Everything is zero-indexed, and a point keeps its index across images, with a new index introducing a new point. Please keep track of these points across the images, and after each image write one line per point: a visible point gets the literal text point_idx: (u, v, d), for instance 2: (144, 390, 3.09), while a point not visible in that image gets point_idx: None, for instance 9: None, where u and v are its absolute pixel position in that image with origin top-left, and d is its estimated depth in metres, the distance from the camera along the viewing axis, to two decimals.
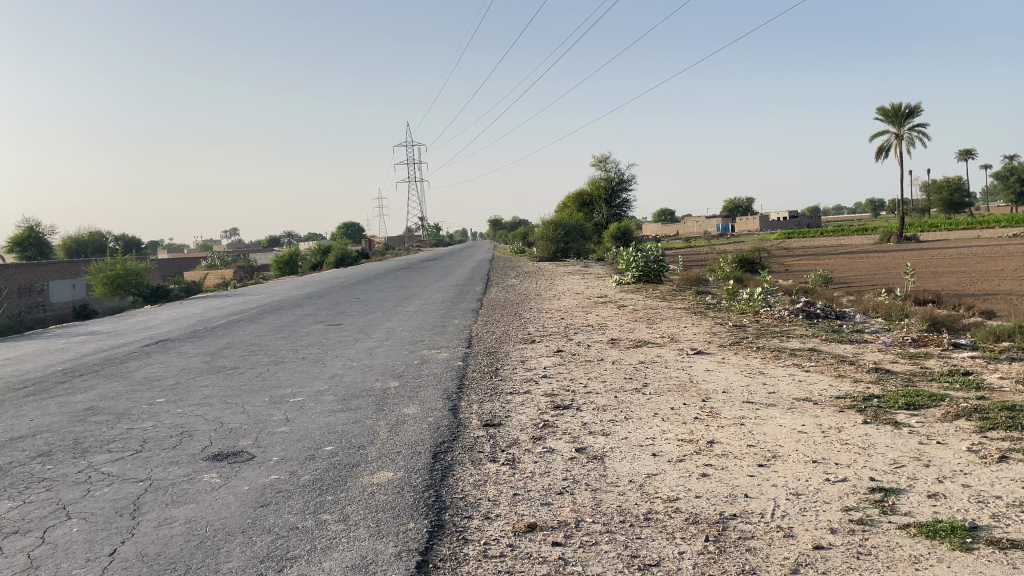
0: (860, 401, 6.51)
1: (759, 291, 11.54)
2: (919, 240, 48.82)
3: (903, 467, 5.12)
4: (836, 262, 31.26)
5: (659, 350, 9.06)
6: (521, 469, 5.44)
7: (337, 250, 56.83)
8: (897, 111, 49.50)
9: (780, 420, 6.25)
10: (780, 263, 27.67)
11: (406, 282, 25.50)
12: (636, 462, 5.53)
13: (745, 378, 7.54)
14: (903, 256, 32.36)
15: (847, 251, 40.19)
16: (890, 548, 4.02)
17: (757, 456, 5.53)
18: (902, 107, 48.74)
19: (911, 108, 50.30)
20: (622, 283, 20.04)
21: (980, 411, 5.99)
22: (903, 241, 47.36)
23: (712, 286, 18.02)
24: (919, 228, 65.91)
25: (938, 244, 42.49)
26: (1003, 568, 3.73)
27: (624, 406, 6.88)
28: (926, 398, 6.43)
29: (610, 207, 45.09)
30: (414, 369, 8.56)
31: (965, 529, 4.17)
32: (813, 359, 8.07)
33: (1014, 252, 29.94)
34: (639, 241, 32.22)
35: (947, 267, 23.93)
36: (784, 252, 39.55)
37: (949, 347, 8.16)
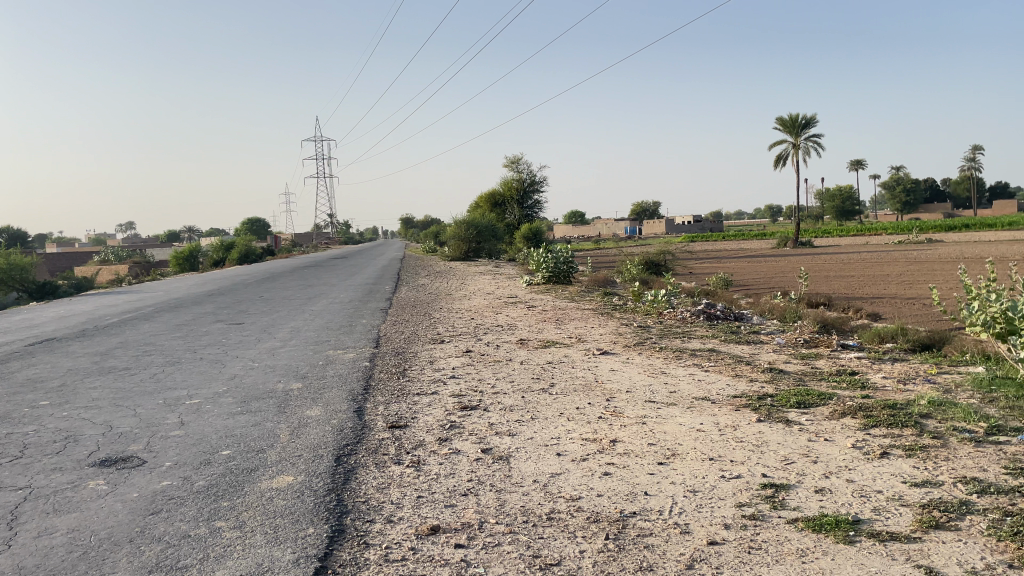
0: (754, 400, 6.76)
1: (663, 292, 11.83)
2: (814, 246, 50.98)
3: (793, 463, 5.35)
4: (737, 265, 32.45)
5: (567, 350, 9.17)
6: (426, 471, 5.40)
7: (241, 248, 54.90)
8: (793, 122, 51.61)
9: (680, 418, 6.42)
10: (685, 268, 28.57)
11: (317, 280, 24.80)
12: (541, 462, 5.57)
13: (647, 377, 7.71)
14: (798, 261, 33.58)
15: (747, 256, 41.76)
16: (780, 542, 4.20)
17: (658, 454, 5.67)
18: (798, 116, 50.72)
19: (807, 117, 52.47)
20: (533, 284, 20.15)
21: (864, 410, 6.30)
22: (798, 247, 49.47)
23: (619, 288, 18.34)
24: (815, 233, 68.98)
25: (829, 249, 44.53)
26: (882, 560, 3.95)
27: (531, 406, 6.92)
28: (815, 397, 6.74)
29: (522, 208, 45.58)
30: (318, 370, 8.36)
31: (848, 523, 4.40)
32: (713, 359, 8.32)
33: (895, 258, 31.50)
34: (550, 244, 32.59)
35: (839, 273, 24.94)
36: (686, 253, 40.67)
37: (837, 348, 8.57)
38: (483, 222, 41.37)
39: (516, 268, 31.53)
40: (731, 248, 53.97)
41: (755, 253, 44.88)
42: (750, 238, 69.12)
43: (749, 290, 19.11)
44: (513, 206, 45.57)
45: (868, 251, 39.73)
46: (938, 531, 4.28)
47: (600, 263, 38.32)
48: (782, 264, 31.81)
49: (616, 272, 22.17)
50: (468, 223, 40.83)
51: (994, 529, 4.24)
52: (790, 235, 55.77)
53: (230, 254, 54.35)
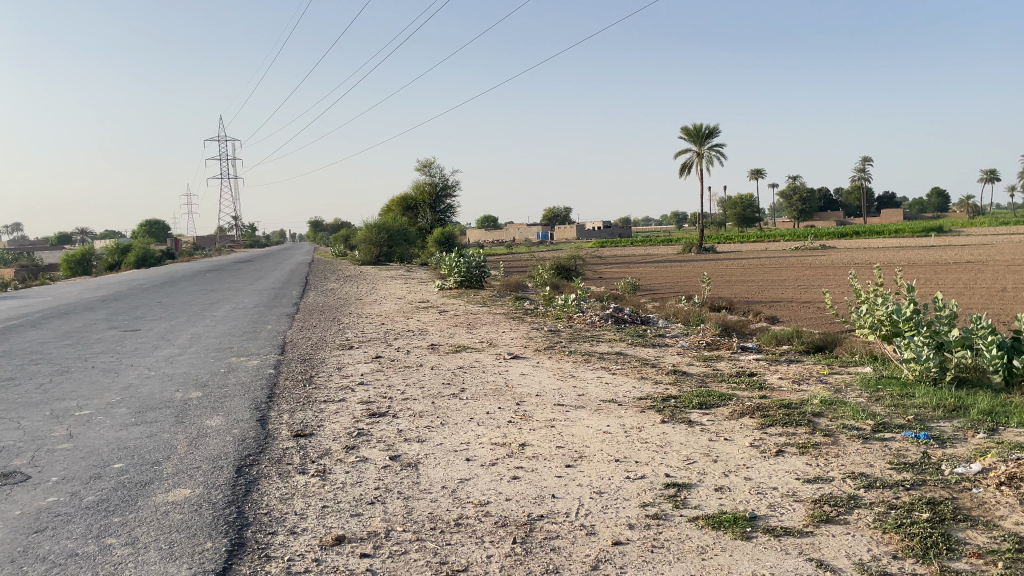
0: (659, 402, 6.93)
1: (573, 297, 12.00)
2: (717, 251, 52.74)
3: (695, 463, 5.51)
4: (644, 270, 33.17)
5: (478, 354, 9.17)
6: (331, 479, 5.29)
7: (138, 250, 52.47)
8: (697, 131, 53.26)
9: (588, 421, 6.51)
10: (594, 273, 29.05)
11: (220, 284, 23.97)
12: (450, 468, 5.55)
13: (557, 381, 7.79)
14: (702, 266, 34.66)
15: (653, 261, 42.79)
16: (681, 540, 4.31)
17: (566, 457, 5.73)
18: (701, 125, 52.15)
19: (711, 127, 54.25)
20: (444, 289, 20.06)
21: (762, 409, 6.56)
22: (702, 253, 51.07)
23: (531, 293, 18.48)
24: (719, 239, 71.33)
25: (730, 255, 46.13)
26: (777, 554, 4.11)
27: (441, 412, 6.88)
28: (716, 397, 6.97)
29: (434, 212, 45.35)
30: (220, 378, 8.07)
31: (745, 519, 4.56)
32: (620, 362, 8.48)
33: (792, 263, 32.95)
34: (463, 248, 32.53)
35: (740, 277, 25.89)
36: (597, 258, 41.39)
37: (737, 350, 8.88)
38: (395, 226, 40.91)
39: (427, 272, 31.31)
40: (638, 254, 55.17)
41: (662, 258, 46.11)
42: (657, 243, 70.92)
43: (656, 294, 19.61)
44: (425, 210, 45.27)
45: (766, 257, 41.41)
46: (828, 525, 4.49)
47: (512, 268, 38.48)
48: (688, 269, 32.75)
49: (527, 277, 22.32)
50: (379, 227, 40.31)
51: (879, 522, 4.48)
52: (695, 241, 57.49)
53: (126, 256, 51.83)
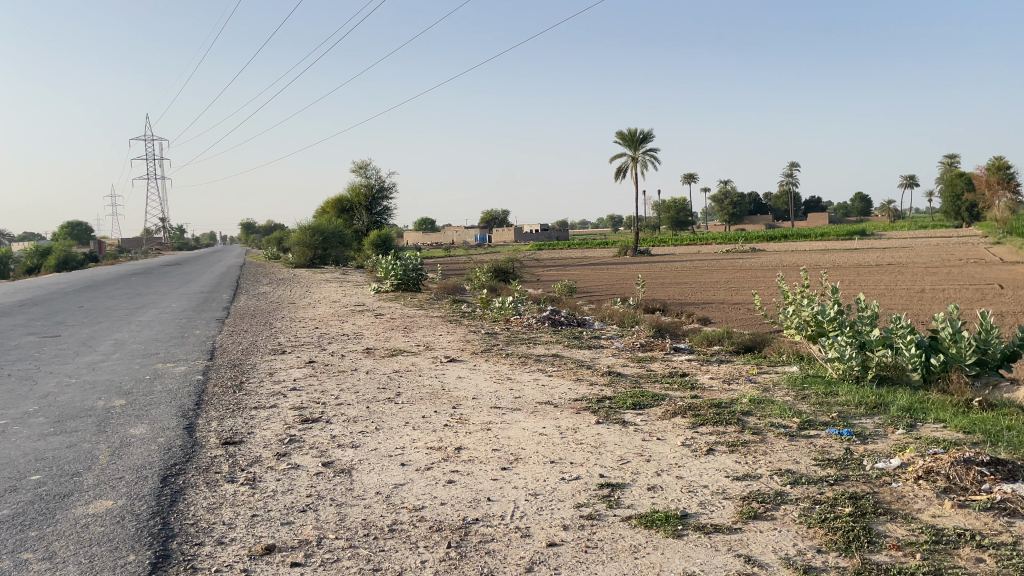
0: (594, 403, 6.99)
1: (510, 299, 12.03)
2: (651, 254, 53.56)
3: (628, 462, 5.58)
4: (580, 273, 33.46)
5: (414, 358, 9.10)
6: (262, 488, 5.16)
7: (58, 253, 50.33)
8: (631, 136, 54.01)
9: (524, 423, 6.53)
10: (531, 275, 29.19)
11: (147, 289, 23.20)
12: (384, 473, 5.48)
13: (493, 383, 7.78)
14: (637, 269, 35.14)
15: (589, 263, 43.16)
16: (614, 539, 4.35)
17: (501, 459, 5.73)
18: (635, 130, 52.77)
19: (644, 132, 55.07)
20: (381, 292, 19.83)
21: (693, 409, 6.68)
22: (637, 255, 51.79)
23: (468, 295, 18.44)
24: (653, 242, 72.46)
25: (663, 258, 46.92)
26: (707, 551, 4.20)
27: (375, 416, 6.80)
28: (650, 397, 7.08)
29: (370, 214, 44.85)
30: (145, 386, 7.80)
31: (677, 518, 4.64)
32: (556, 364, 8.54)
33: (724, 266, 33.72)
34: (399, 251, 32.23)
35: (673, 279, 26.37)
36: (534, 261, 41.58)
37: (671, 351, 9.03)
38: (329, 229, 40.27)
39: (363, 275, 30.92)
40: (575, 256, 55.60)
41: (598, 261, 46.61)
42: (593, 246, 71.61)
43: (592, 297, 19.81)
44: (361, 212, 44.72)
45: (699, 259, 42.27)
46: (756, 521, 4.60)
47: (449, 271, 38.31)
48: (623, 271, 33.15)
49: (465, 280, 22.25)
50: (314, 229, 39.62)
51: (805, 517, 4.61)
52: (630, 244, 58.22)
53: (46, 260, 49.66)
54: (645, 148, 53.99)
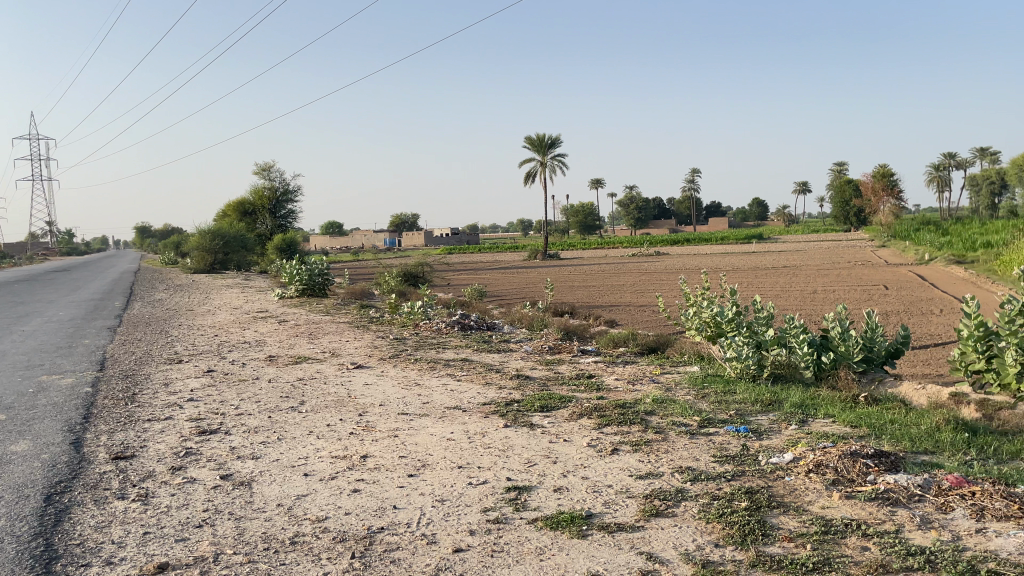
0: (502, 406, 7.00)
1: (418, 304, 11.94)
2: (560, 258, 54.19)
3: (535, 465, 5.61)
4: (489, 277, 33.51)
5: (319, 365, 8.89)
6: (156, 504, 4.93)
7: None
8: (540, 141, 54.54)
9: (431, 429, 6.48)
10: (441, 279, 29.07)
11: (29, 296, 21.82)
12: (287, 484, 5.33)
13: (401, 390, 7.69)
14: (546, 273, 35.46)
15: (499, 267, 43.41)
16: (520, 542, 4.36)
17: (408, 466, 5.66)
18: (543, 134, 53.20)
19: (552, 137, 55.68)
20: (285, 297, 19.33)
21: (599, 410, 6.79)
22: (546, 259, 52.32)
23: (376, 300, 18.19)
24: (562, 245, 73.32)
25: (572, 261, 47.63)
26: (610, 550, 4.26)
27: (278, 426, 6.61)
28: (557, 399, 7.15)
29: (274, 218, 43.69)
30: (27, 399, 7.33)
31: (582, 518, 4.69)
32: (465, 368, 8.52)
33: (630, 269, 34.47)
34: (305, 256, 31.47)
35: (581, 283, 26.79)
36: (444, 266, 41.41)
37: (578, 353, 9.16)
38: (230, 232, 38.91)
39: (267, 280, 30.03)
40: (484, 260, 55.65)
41: (508, 264, 46.89)
42: (503, 250, 71.82)
43: (502, 300, 19.90)
44: (265, 215, 43.50)
45: (607, 263, 43.11)
46: (658, 518, 4.70)
47: (358, 275, 37.71)
48: (532, 275, 33.42)
49: (373, 284, 21.95)
50: (214, 233, 38.22)
51: (704, 513, 4.75)
52: (540, 248, 58.69)
53: None
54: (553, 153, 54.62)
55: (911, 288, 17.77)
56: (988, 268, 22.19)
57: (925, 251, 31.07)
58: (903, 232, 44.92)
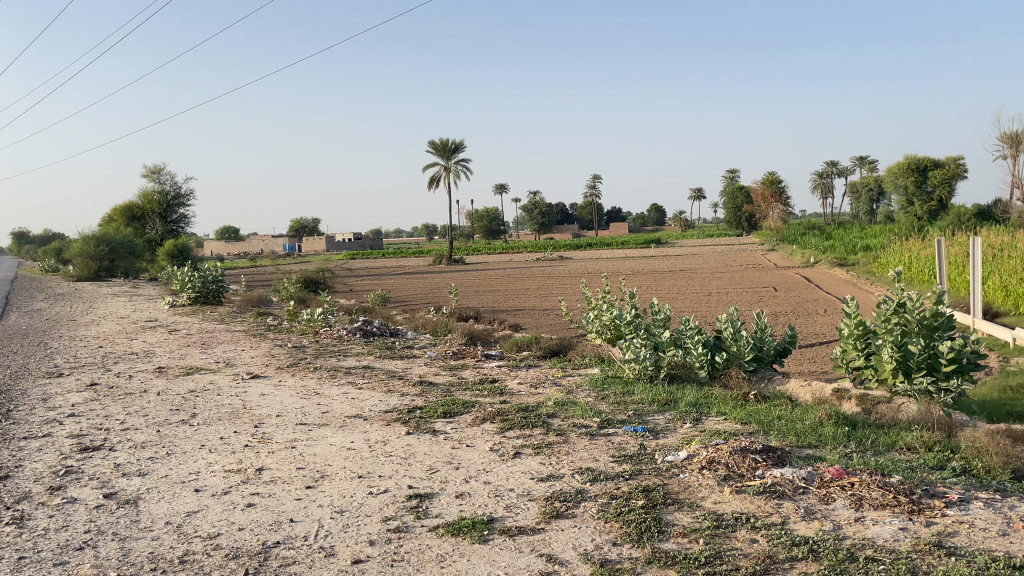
0: (404, 413, 6.93)
1: (319, 311, 11.69)
2: (465, 263, 54.14)
3: (437, 472, 5.57)
4: (393, 283, 33.10)
5: (213, 376, 8.56)
6: (31, 527, 4.62)
7: None
8: (444, 145, 54.40)
9: (331, 439, 6.34)
10: (343, 285, 28.52)
11: None
12: (177, 501, 5.10)
13: (299, 399, 7.50)
14: (451, 278, 35.36)
15: (404, 272, 43.16)
16: (421, 550, 4.32)
17: (306, 478, 5.51)
18: (446, 139, 53.10)
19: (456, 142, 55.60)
20: (177, 305, 18.54)
21: (502, 414, 6.81)
22: (451, 264, 52.19)
23: (275, 308, 17.69)
24: (466, 250, 73.06)
25: (477, 266, 47.69)
26: (511, 554, 4.27)
27: (168, 441, 6.32)
28: (460, 405, 7.14)
29: (165, 223, 41.99)
30: None
31: (483, 523, 4.69)
32: (366, 376, 8.38)
33: (534, 274, 34.81)
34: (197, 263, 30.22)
35: (486, 287, 26.85)
36: (345, 272, 40.63)
37: (482, 358, 9.17)
38: (116, 238, 36.92)
39: (157, 288, 28.65)
40: (388, 265, 54.97)
41: (413, 269, 46.56)
42: (407, 255, 71.04)
43: (406, 306, 19.73)
44: (155, 220, 41.69)
45: (511, 267, 43.38)
46: (558, 520, 4.75)
47: (256, 282, 36.58)
48: (436, 280, 33.23)
49: (271, 292, 21.30)
50: (99, 239, 36.18)
51: (603, 512, 4.83)
52: (443, 253, 58.36)
53: None
54: (456, 157, 54.60)
55: (799, 288, 19.33)
56: (866, 271, 23.63)
57: (810, 255, 32.78)
58: (791, 236, 47.30)
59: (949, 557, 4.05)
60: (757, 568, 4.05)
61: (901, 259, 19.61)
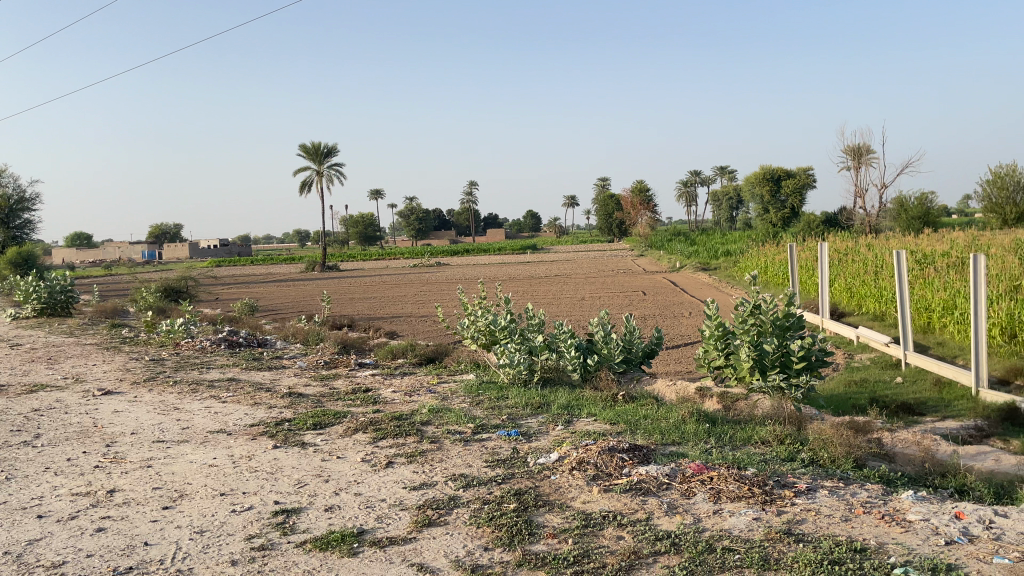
0: (271, 427, 6.69)
1: (180, 321, 11.11)
2: (340, 270, 52.99)
3: (305, 486, 5.41)
4: (263, 291, 31.88)
5: (60, 394, 7.96)
6: None
7: None
8: (316, 150, 53.06)
9: (191, 456, 6.03)
10: (209, 294, 27.27)
11: None
12: (16, 530, 4.70)
13: (157, 415, 7.10)
14: (323, 285, 34.47)
15: (276, 280, 41.79)
16: (287, 567, 4.18)
17: (163, 498, 5.22)
18: (318, 144, 51.79)
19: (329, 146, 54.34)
20: (19, 318, 17.14)
21: (374, 424, 6.70)
22: (326, 271, 50.93)
23: (132, 319, 16.67)
24: (340, 257, 71.38)
25: (353, 273, 46.75)
26: (381, 565, 4.21)
27: (6, 465, 5.82)
28: (331, 416, 6.97)
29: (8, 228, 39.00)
30: None
31: (353, 536, 4.59)
32: (231, 389, 8.03)
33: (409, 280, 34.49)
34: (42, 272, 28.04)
35: (361, 295, 26.40)
36: (210, 280, 38.82)
37: (354, 367, 9.00)
38: None
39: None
40: (259, 273, 52.96)
41: (285, 277, 45.10)
42: (279, 263, 68.80)
43: (277, 315, 19.09)
44: None
45: (388, 274, 42.80)
46: (429, 528, 4.72)
47: (111, 291, 34.30)
48: (309, 288, 32.32)
49: (127, 303, 20.02)
50: None
51: (475, 518, 4.84)
52: (318, 260, 56.87)
53: None
54: (329, 162, 53.40)
55: (666, 291, 20.16)
56: (727, 276, 24.91)
57: (677, 260, 34.21)
58: (659, 241, 49.30)
59: (797, 543, 4.32)
60: (623, 564, 4.17)
61: (758, 262, 20.83)
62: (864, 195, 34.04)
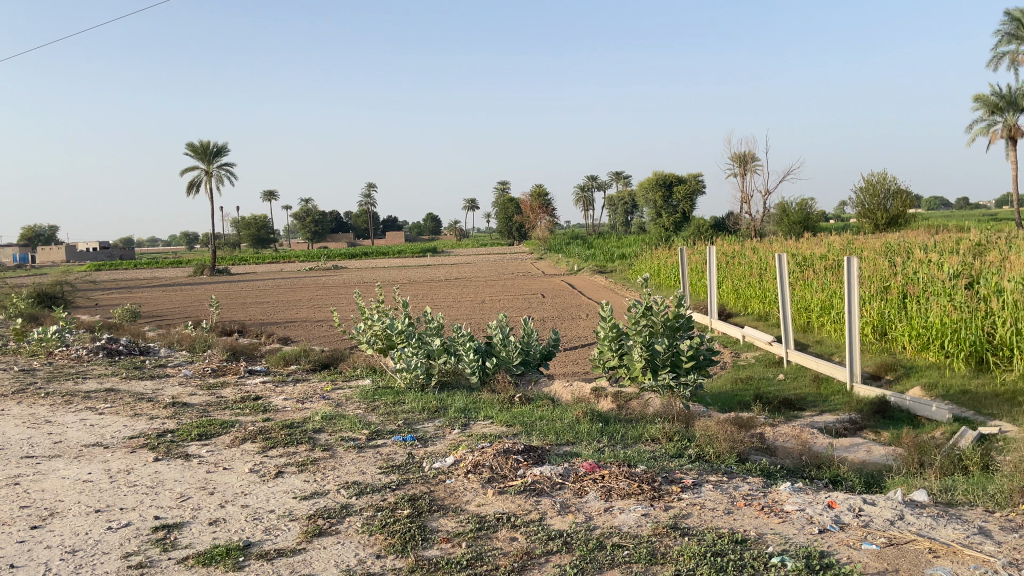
0: (152, 439, 6.39)
1: (53, 329, 10.46)
2: (232, 273, 51.14)
3: (188, 499, 5.20)
4: (147, 296, 30.36)
5: None
6: None
7: None
8: (206, 149, 51.03)
9: (63, 472, 5.69)
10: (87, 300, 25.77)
11: None
12: None
13: (25, 430, 6.65)
14: (211, 289, 33.14)
15: (162, 284, 39.88)
16: None
17: (31, 517, 4.90)
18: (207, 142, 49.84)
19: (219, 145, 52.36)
20: None
21: (264, 433, 6.51)
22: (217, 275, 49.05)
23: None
24: (232, 259, 68.94)
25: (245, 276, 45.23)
26: None
27: None
28: (217, 426, 6.72)
29: None
30: None
31: (239, 549, 4.44)
32: (109, 400, 7.63)
33: (303, 284, 33.63)
34: None
35: (253, 299, 25.58)
36: (88, 284, 36.65)
37: (244, 374, 8.72)
38: None
39: None
40: (144, 276, 50.44)
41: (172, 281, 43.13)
42: (167, 266, 65.80)
43: (162, 321, 18.26)
44: None
45: (283, 278, 41.63)
46: (320, 538, 4.62)
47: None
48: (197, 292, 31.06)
49: None
50: None
51: (367, 526, 4.77)
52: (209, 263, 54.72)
53: None
54: (219, 161, 51.46)
55: (563, 293, 20.53)
56: (622, 278, 25.56)
57: (575, 263, 34.82)
58: (559, 244, 50.05)
59: (682, 536, 4.48)
60: (515, 565, 4.21)
61: (651, 265, 21.50)
62: (750, 200, 35.63)
